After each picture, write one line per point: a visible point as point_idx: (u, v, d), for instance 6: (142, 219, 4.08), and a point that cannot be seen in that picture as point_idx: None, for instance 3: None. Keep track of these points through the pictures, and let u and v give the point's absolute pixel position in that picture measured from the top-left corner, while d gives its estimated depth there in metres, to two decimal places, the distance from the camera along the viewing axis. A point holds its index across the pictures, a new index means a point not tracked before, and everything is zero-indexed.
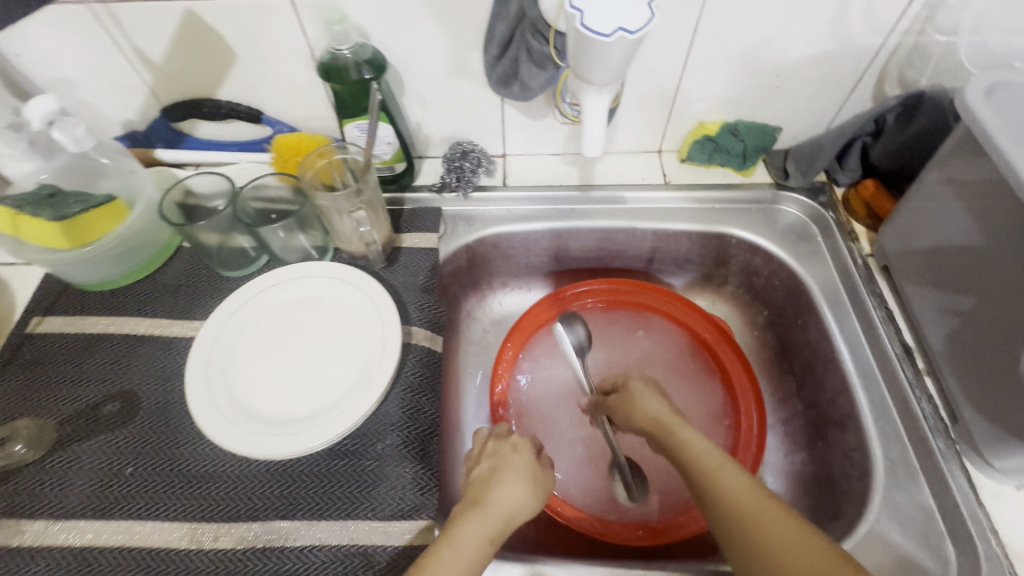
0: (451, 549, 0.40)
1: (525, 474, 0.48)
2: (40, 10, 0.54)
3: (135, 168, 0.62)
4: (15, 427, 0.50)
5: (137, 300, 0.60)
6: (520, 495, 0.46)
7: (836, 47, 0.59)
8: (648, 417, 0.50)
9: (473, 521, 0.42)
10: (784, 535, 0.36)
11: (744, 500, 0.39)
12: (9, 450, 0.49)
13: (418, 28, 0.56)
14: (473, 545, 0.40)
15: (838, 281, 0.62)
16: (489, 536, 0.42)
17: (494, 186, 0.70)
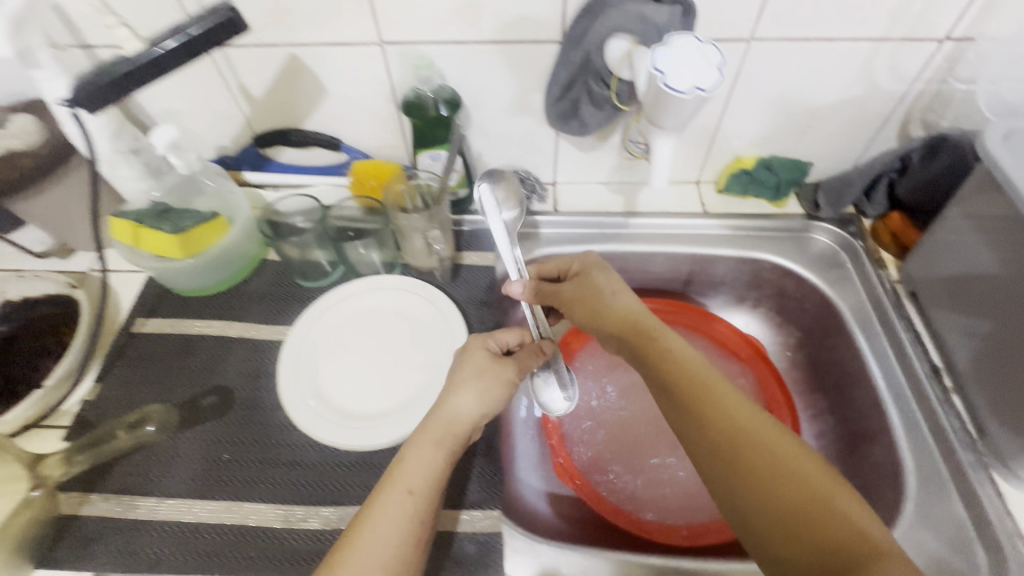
0: (415, 457, 0.47)
1: (481, 372, 0.52)
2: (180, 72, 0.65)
3: (231, 190, 0.69)
4: (148, 410, 0.57)
5: (228, 306, 0.67)
6: (477, 392, 0.51)
7: (864, 93, 0.65)
8: (619, 317, 0.54)
9: (432, 428, 0.49)
10: (719, 414, 0.44)
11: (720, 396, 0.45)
12: (144, 430, 0.56)
13: (489, 72, 0.64)
14: (429, 457, 0.48)
15: (868, 304, 0.67)
16: (437, 440, 0.49)
17: (546, 211, 0.76)
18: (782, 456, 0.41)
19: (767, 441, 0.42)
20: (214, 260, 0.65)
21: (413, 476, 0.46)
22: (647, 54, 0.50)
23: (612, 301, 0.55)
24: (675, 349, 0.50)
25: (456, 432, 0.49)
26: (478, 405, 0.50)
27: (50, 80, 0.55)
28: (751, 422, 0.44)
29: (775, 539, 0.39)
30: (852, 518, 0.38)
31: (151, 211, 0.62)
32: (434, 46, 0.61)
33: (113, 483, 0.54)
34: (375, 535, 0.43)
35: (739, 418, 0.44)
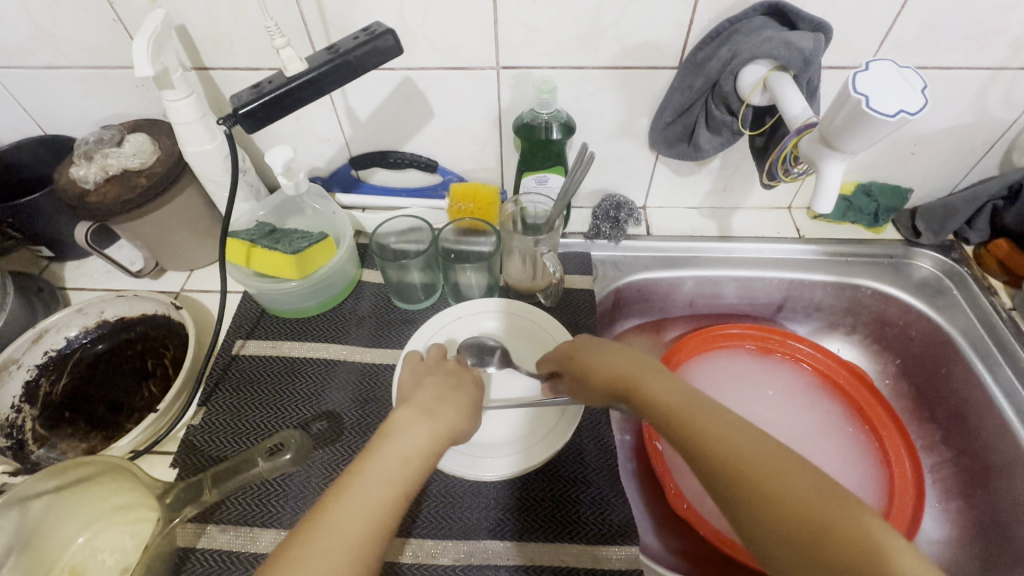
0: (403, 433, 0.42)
1: (474, 399, 0.51)
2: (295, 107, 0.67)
3: (335, 211, 0.68)
4: (284, 436, 0.52)
5: (329, 328, 0.66)
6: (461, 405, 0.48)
7: (974, 121, 0.65)
8: (609, 374, 0.47)
9: (408, 430, 0.43)
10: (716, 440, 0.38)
11: (732, 443, 0.38)
12: (278, 458, 0.51)
13: (601, 97, 0.64)
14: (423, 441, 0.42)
15: (982, 332, 0.66)
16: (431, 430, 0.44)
17: (640, 235, 0.76)
18: (824, 511, 0.33)
19: (803, 494, 0.34)
20: (320, 283, 0.64)
21: (405, 453, 0.41)
22: (787, 80, 0.51)
23: (596, 352, 0.50)
24: (656, 391, 0.43)
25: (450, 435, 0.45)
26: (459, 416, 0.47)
27: (179, 101, 0.55)
28: (772, 469, 0.36)
29: None
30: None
31: (260, 230, 0.62)
32: (551, 71, 0.62)
33: (227, 513, 0.51)
34: (341, 524, 0.35)
35: (760, 471, 0.36)
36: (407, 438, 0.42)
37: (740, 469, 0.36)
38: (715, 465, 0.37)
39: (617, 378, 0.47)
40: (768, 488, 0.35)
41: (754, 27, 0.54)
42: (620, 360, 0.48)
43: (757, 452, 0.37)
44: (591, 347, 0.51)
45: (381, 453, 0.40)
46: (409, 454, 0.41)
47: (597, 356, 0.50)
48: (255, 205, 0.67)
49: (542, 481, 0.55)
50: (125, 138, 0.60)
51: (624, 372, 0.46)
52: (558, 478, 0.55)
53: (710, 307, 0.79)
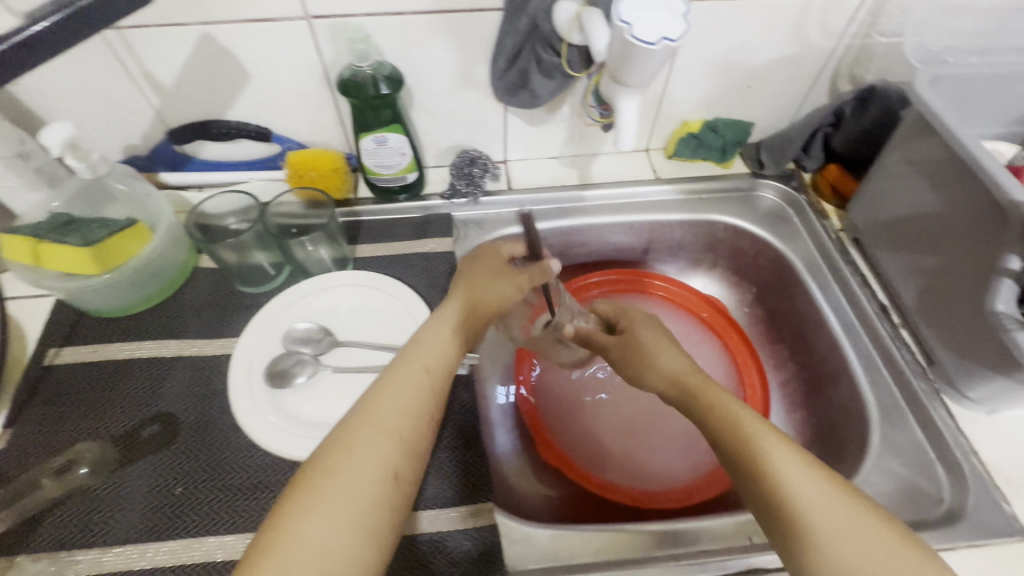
0: (429, 339, 0.46)
1: (498, 273, 0.54)
2: (81, 76, 0.58)
3: (149, 192, 0.61)
4: (79, 450, 0.51)
5: (161, 324, 0.59)
6: (499, 282, 0.53)
7: (799, 51, 0.67)
8: (666, 376, 0.46)
9: (430, 340, 0.45)
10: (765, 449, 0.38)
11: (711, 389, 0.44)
12: (72, 473, 0.49)
13: (430, 46, 0.60)
14: (439, 343, 0.46)
15: (817, 254, 0.70)
16: (467, 319, 0.50)
17: (500, 190, 0.74)
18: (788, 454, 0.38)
19: (803, 480, 0.36)
20: (140, 272, 0.58)
21: (424, 357, 0.44)
22: (596, 16, 0.49)
23: (659, 348, 0.48)
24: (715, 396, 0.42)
25: (478, 315, 0.51)
26: (495, 297, 0.52)
27: None
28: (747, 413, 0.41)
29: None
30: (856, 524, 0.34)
31: (51, 223, 0.54)
32: (368, 19, 0.56)
33: (41, 539, 0.47)
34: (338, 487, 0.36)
35: (794, 475, 0.36)
36: (397, 398, 0.41)
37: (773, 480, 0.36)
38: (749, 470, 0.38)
39: (675, 386, 0.45)
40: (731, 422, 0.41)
41: None
42: (684, 365, 0.46)
43: (800, 467, 0.36)
44: (641, 345, 0.50)
45: (340, 478, 0.36)
46: (401, 417, 0.40)
47: (653, 359, 0.48)
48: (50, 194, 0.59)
49: None
50: None
51: (680, 379, 0.45)
52: None
53: (579, 257, 0.79)
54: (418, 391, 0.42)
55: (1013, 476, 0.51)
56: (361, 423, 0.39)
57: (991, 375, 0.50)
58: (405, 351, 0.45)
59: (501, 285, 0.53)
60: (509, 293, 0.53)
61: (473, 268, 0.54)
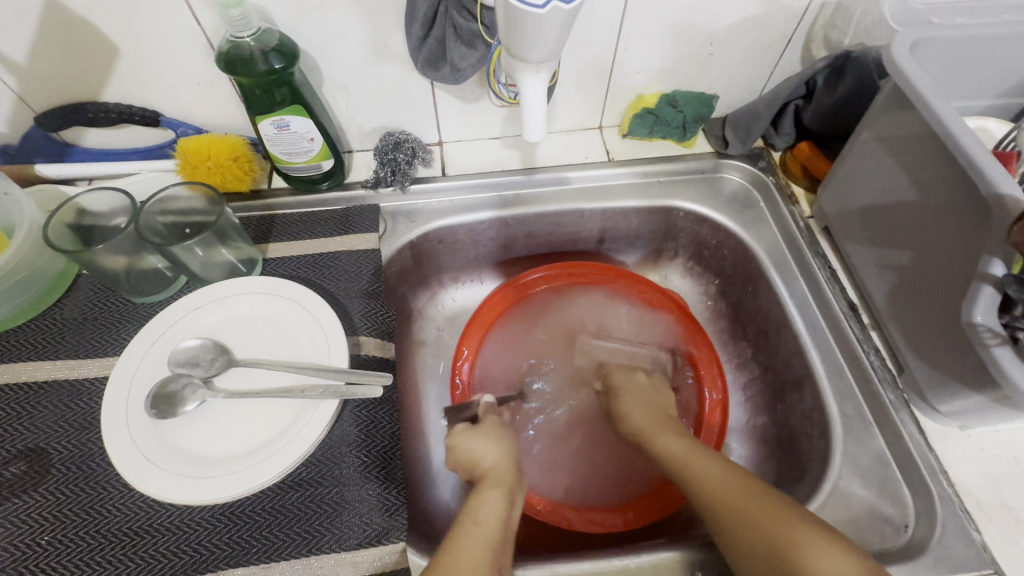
0: (486, 499, 0.48)
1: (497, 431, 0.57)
2: None
3: (8, 191, 0.53)
4: None
5: (34, 342, 0.52)
6: (499, 443, 0.55)
7: (766, 11, 0.58)
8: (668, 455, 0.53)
9: (487, 498, 0.48)
10: (709, 474, 0.48)
11: (690, 458, 0.51)
12: None
13: (331, 11, 0.51)
14: (495, 507, 0.47)
15: (784, 245, 0.63)
16: (494, 486, 0.50)
17: (433, 177, 0.65)
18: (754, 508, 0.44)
19: (729, 487, 0.46)
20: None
21: (486, 513, 0.46)
22: None
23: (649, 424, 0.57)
24: (661, 441, 0.54)
25: (512, 476, 0.52)
26: (505, 462, 0.53)
27: None
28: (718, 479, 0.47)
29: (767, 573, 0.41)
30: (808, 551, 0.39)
31: None
32: None
33: None
34: None
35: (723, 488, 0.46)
36: (464, 559, 0.41)
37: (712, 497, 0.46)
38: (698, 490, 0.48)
39: (639, 434, 0.57)
40: (712, 487, 0.47)
41: None
42: (646, 413, 0.58)
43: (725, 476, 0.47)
44: (621, 397, 0.61)
45: None
46: (471, 575, 0.40)
47: (623, 404, 0.60)
48: None
49: (298, 484, 0.47)
50: None
51: (668, 450, 0.53)
52: (317, 478, 0.47)
53: (527, 248, 0.72)
54: (487, 542, 0.44)
55: (984, 501, 0.46)
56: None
57: (962, 389, 0.45)
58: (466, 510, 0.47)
59: (504, 444, 0.55)
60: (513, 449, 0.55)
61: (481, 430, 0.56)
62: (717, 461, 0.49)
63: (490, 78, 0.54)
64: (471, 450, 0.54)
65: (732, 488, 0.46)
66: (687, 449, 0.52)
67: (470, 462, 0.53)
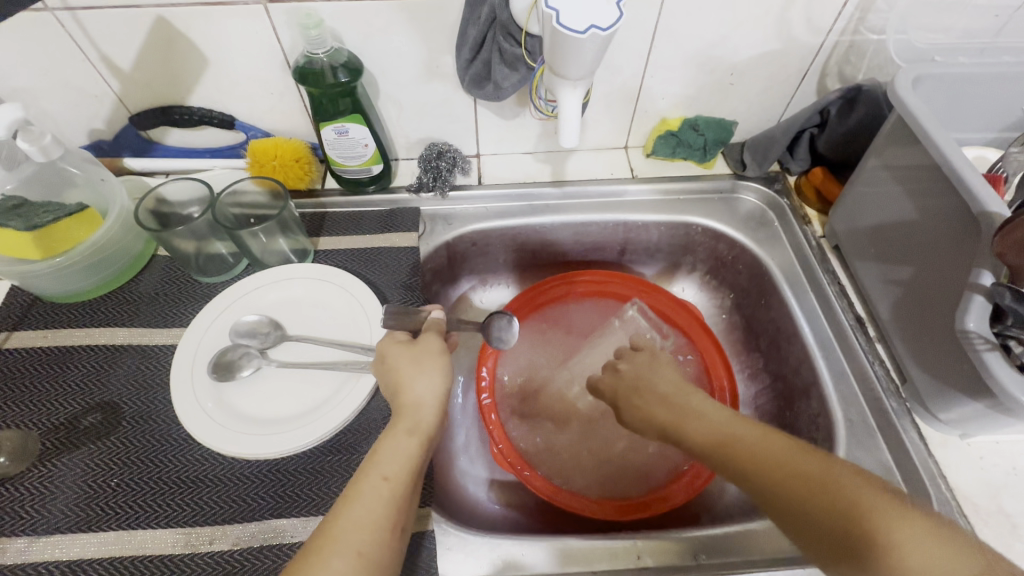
0: (388, 446, 0.43)
1: (416, 356, 0.49)
2: (35, 57, 0.57)
3: (105, 178, 0.61)
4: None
5: (112, 310, 0.59)
6: (430, 373, 0.47)
7: (783, 47, 0.63)
8: (707, 428, 0.41)
9: (391, 446, 0.43)
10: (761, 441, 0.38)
11: (732, 428, 0.40)
12: None
13: (393, 34, 0.58)
14: (399, 455, 0.42)
15: (796, 262, 0.67)
16: (408, 430, 0.44)
17: (470, 185, 0.71)
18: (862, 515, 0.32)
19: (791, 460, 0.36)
20: (91, 259, 0.57)
21: (385, 465, 0.42)
22: None
23: (691, 396, 0.45)
24: (694, 410, 0.43)
25: (427, 420, 0.45)
26: (432, 399, 0.46)
27: None
28: (788, 460, 0.36)
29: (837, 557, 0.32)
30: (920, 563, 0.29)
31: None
32: (325, 4, 0.54)
33: None
34: None
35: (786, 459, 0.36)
36: (355, 518, 0.38)
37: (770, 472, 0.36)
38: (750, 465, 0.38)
39: (665, 403, 0.46)
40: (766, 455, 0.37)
41: None
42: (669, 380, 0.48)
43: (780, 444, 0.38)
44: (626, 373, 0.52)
45: None
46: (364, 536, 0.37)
47: (638, 378, 0.50)
48: None
49: (336, 449, 0.52)
50: None
51: (719, 428, 0.41)
52: (354, 445, 0.52)
53: (552, 255, 0.77)
54: (382, 502, 0.39)
55: (982, 506, 0.48)
56: (325, 545, 0.36)
57: (960, 397, 0.47)
58: (366, 459, 0.42)
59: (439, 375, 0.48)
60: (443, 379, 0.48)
61: (394, 359, 0.48)
62: (770, 430, 0.39)
63: (534, 93, 0.60)
64: (400, 377, 0.47)
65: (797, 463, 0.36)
66: (737, 422, 0.41)
67: (395, 390, 0.47)
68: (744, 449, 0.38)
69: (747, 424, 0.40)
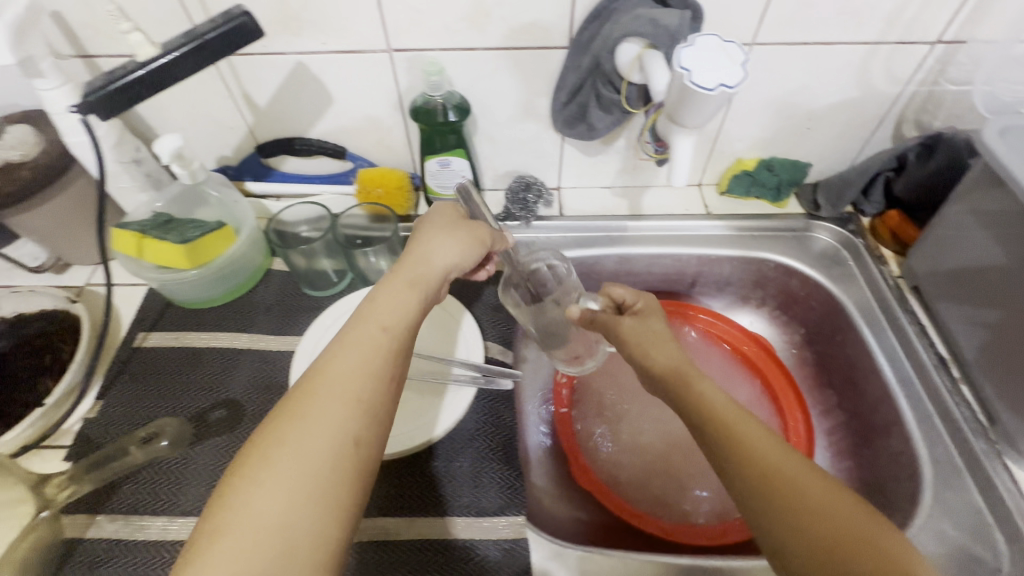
0: (383, 302, 0.44)
1: (447, 226, 0.52)
2: (188, 93, 0.66)
3: (236, 199, 0.68)
4: (162, 423, 0.55)
5: (234, 317, 0.66)
6: (452, 241, 0.51)
7: (861, 95, 0.67)
8: (707, 408, 0.42)
9: (388, 301, 0.44)
10: (760, 442, 0.38)
11: (738, 417, 0.40)
12: (157, 444, 0.53)
13: (497, 79, 0.64)
14: (400, 305, 0.44)
15: (872, 299, 0.69)
16: (412, 283, 0.46)
17: (552, 216, 0.76)
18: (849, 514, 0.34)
19: (792, 467, 0.37)
20: (221, 271, 0.64)
21: (380, 319, 0.43)
22: (658, 58, 0.51)
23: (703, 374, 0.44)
24: (704, 389, 0.43)
25: (427, 279, 0.48)
26: (443, 262, 0.49)
27: (52, 90, 0.54)
28: (790, 475, 0.36)
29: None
30: None
31: (154, 221, 0.60)
32: (442, 52, 0.61)
33: (119, 503, 0.51)
34: (267, 498, 0.34)
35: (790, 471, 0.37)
36: (349, 369, 0.39)
37: (768, 478, 0.37)
38: (745, 465, 0.38)
39: (675, 372, 0.45)
40: (770, 462, 0.37)
41: (629, 6, 0.55)
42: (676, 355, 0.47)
43: (791, 455, 0.38)
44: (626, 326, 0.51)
45: (269, 490, 0.34)
46: (340, 410, 0.38)
47: (647, 344, 0.49)
48: (153, 195, 0.66)
49: (436, 456, 0.56)
50: (7, 130, 0.59)
51: (722, 413, 0.41)
52: (452, 452, 0.56)
53: (626, 284, 0.80)
54: (365, 368, 0.40)
55: None
56: (317, 389, 0.38)
57: None
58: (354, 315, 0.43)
59: (457, 245, 0.51)
60: (467, 245, 0.51)
61: (427, 225, 0.52)
62: (767, 428, 0.40)
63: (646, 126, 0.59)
64: (421, 250, 0.50)
65: (800, 478, 0.36)
66: (737, 407, 0.41)
67: (409, 250, 0.50)
68: (744, 443, 0.39)
69: (750, 419, 0.40)
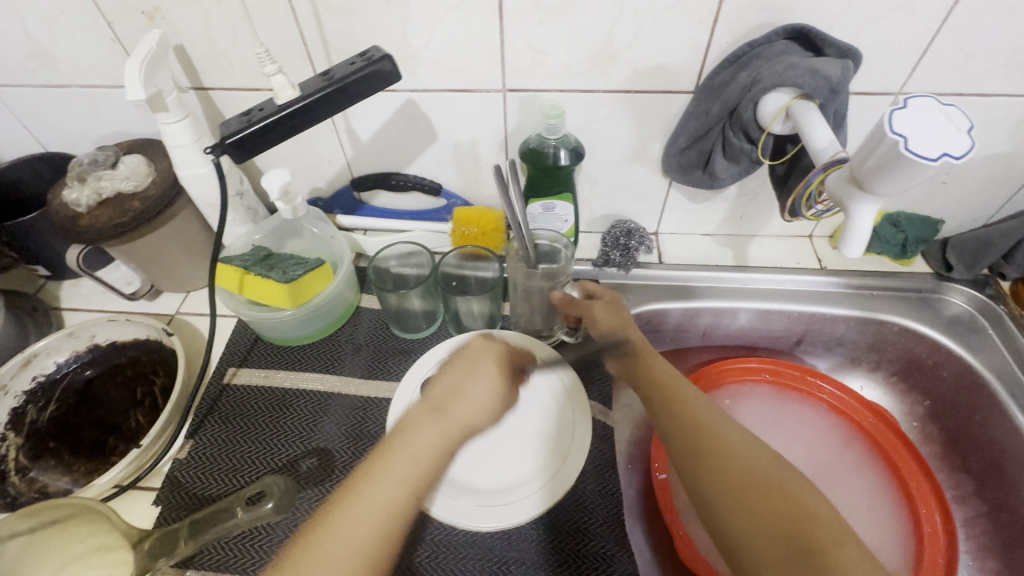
0: (407, 438, 0.43)
1: (475, 366, 0.48)
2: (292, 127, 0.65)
3: (334, 235, 0.66)
4: (268, 482, 0.47)
5: (325, 356, 0.63)
6: (479, 382, 0.47)
7: (1012, 150, 0.60)
8: (654, 377, 0.50)
9: (413, 434, 0.43)
10: (696, 409, 0.46)
11: (676, 385, 0.48)
12: (262, 508, 0.46)
13: (611, 121, 0.61)
14: (420, 446, 0.43)
15: (1020, 373, 0.61)
16: (435, 413, 0.45)
17: (651, 263, 0.72)
18: (776, 477, 0.41)
19: (721, 428, 0.44)
20: (317, 310, 0.62)
21: (398, 454, 0.42)
22: (811, 109, 0.47)
23: (656, 358, 0.52)
24: (653, 363, 0.51)
25: (463, 420, 0.45)
26: (477, 407, 0.45)
27: (173, 125, 0.54)
28: (718, 432, 0.44)
29: (751, 528, 0.38)
30: (836, 554, 0.36)
31: (255, 255, 0.59)
32: (558, 94, 0.59)
33: (210, 557, 0.48)
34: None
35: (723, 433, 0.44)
36: (369, 502, 0.39)
37: (703, 438, 0.44)
38: (685, 427, 0.45)
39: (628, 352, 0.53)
40: (701, 424, 0.45)
41: (775, 52, 0.51)
42: (639, 339, 0.54)
43: (733, 428, 0.44)
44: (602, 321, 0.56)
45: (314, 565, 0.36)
46: (353, 552, 0.37)
47: (612, 330, 0.56)
48: (252, 228, 0.65)
49: (547, 531, 0.52)
50: (120, 159, 0.58)
51: (666, 380, 0.49)
52: (566, 529, 0.52)
53: (726, 339, 0.74)
54: (387, 504, 0.39)
55: None
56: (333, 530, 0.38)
57: None
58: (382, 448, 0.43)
59: (487, 388, 0.47)
60: (487, 394, 0.46)
61: (454, 367, 0.48)
62: (701, 396, 0.48)
63: (797, 196, 0.49)
64: (457, 388, 0.46)
65: (724, 433, 0.44)
66: (677, 375, 0.50)
67: (444, 395, 0.46)
68: (685, 410, 0.46)
69: (692, 390, 0.48)
